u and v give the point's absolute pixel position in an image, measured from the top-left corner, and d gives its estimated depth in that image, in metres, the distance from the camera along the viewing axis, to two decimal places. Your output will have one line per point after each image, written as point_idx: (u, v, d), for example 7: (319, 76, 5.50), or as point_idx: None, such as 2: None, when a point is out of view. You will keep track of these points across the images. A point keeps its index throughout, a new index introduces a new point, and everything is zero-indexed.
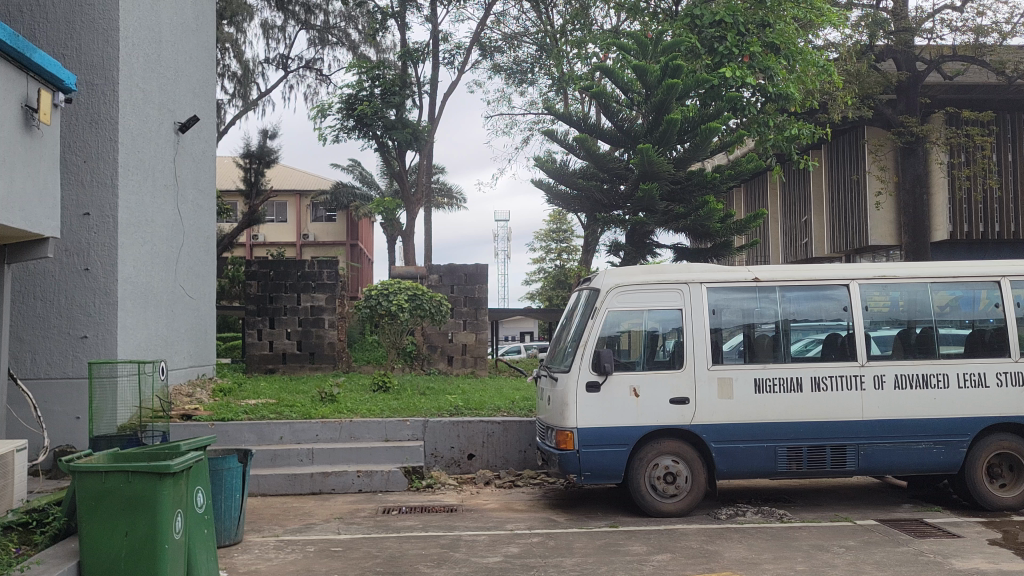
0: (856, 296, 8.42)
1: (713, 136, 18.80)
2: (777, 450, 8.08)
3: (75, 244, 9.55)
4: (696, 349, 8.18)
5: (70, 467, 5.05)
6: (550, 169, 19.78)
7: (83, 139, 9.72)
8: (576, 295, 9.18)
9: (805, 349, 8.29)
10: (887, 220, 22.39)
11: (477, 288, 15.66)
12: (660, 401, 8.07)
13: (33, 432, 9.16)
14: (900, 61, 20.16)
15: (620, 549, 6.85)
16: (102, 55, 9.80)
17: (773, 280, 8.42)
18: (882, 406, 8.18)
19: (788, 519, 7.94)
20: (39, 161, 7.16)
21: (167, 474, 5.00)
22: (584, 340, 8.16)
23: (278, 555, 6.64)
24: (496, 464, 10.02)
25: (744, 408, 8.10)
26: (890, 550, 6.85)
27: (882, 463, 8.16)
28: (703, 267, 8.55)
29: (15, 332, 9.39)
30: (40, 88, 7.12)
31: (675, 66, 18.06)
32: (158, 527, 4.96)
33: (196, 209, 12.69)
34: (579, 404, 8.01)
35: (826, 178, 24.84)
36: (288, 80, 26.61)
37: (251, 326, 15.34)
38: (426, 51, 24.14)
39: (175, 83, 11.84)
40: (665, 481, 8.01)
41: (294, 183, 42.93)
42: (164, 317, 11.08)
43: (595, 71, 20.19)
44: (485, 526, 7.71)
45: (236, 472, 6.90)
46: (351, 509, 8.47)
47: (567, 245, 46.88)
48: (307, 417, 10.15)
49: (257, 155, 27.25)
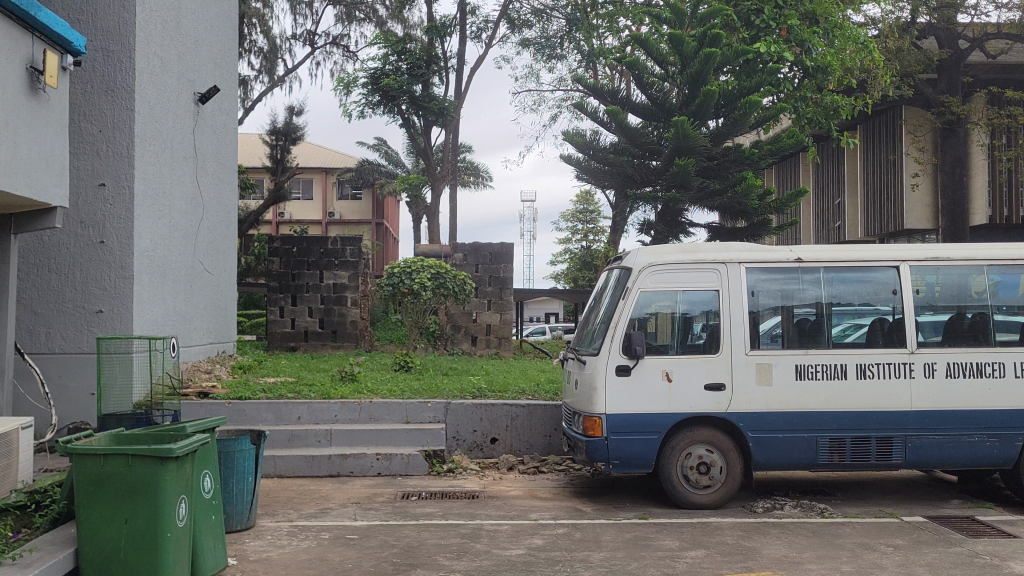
0: (906, 278, 7.92)
1: (753, 111, 18.08)
2: (818, 441, 7.64)
3: (91, 216, 9.29)
4: (733, 332, 7.72)
5: (68, 449, 4.73)
6: (579, 143, 19.26)
7: (98, 107, 9.41)
8: (606, 274, 8.72)
9: (846, 335, 7.79)
10: (924, 203, 21.55)
11: (503, 267, 15.25)
12: (694, 387, 7.63)
13: (41, 409, 8.93)
14: (941, 39, 19.39)
15: (651, 544, 6.46)
16: (118, 20, 9.47)
17: (816, 260, 7.93)
18: (931, 396, 7.69)
19: (829, 514, 7.52)
20: (46, 126, 6.82)
21: (169, 458, 4.68)
22: (614, 322, 7.75)
23: (291, 541, 6.33)
24: (520, 449, 9.69)
25: (784, 396, 7.65)
26: (943, 551, 6.40)
27: (930, 457, 7.68)
28: (741, 245, 8.08)
29: (29, 305, 9.13)
30: (46, 49, 6.73)
31: (712, 36, 17.54)
32: (159, 516, 4.65)
33: (216, 182, 12.37)
34: (608, 389, 7.61)
35: (861, 160, 24.03)
36: (315, 56, 26.37)
37: (274, 303, 15.07)
38: (453, 25, 23.67)
39: (195, 52, 11.48)
40: (698, 472, 7.60)
41: (321, 160, 42.83)
42: (182, 293, 10.82)
43: (628, 44, 19.58)
44: (508, 515, 7.36)
45: (249, 454, 6.60)
46: (369, 494, 8.15)
47: (594, 225, 46.26)
48: (326, 398, 9.83)
49: (283, 132, 26.94)
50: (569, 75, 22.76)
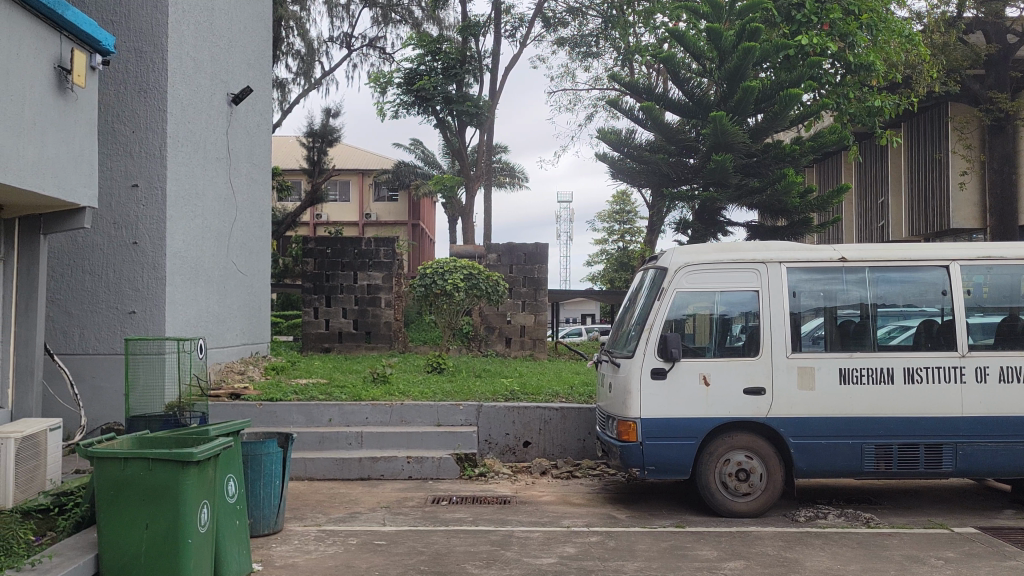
0: (957, 278, 7.57)
1: (794, 106, 17.60)
2: (863, 448, 7.33)
3: (124, 217, 9.31)
4: (773, 335, 7.45)
5: (88, 452, 4.65)
6: (614, 141, 18.98)
7: (131, 108, 9.42)
8: (641, 274, 8.48)
9: (891, 336, 7.46)
10: (972, 202, 20.81)
11: (538, 267, 15.06)
12: (733, 391, 7.37)
13: (69, 411, 8.92)
14: (989, 33, 18.78)
15: (687, 554, 6.22)
16: (151, 21, 9.48)
17: (862, 260, 7.62)
18: (983, 402, 7.34)
19: (875, 523, 7.21)
20: (74, 127, 6.80)
21: (190, 463, 4.57)
22: (649, 324, 7.51)
23: (318, 547, 6.22)
24: (553, 453, 9.49)
25: (827, 402, 7.35)
26: (997, 565, 6.07)
27: (983, 465, 7.32)
28: (781, 244, 7.80)
29: (64, 306, 9.16)
30: (74, 48, 6.71)
31: (752, 30, 17.22)
32: (181, 521, 4.55)
33: (249, 183, 12.37)
34: (643, 393, 7.37)
35: (905, 157, 23.40)
36: (352, 58, 26.44)
37: (308, 305, 15.08)
38: (487, 24, 23.58)
39: (229, 53, 11.49)
40: (738, 479, 7.32)
41: (358, 162, 43.10)
42: (215, 294, 10.81)
43: (665, 40, 19.24)
44: (539, 521, 7.17)
45: (276, 457, 6.50)
46: (400, 498, 8.01)
47: (630, 226, 45.85)
48: (357, 399, 9.73)
49: (320, 134, 27.04)
50: (605, 73, 22.52)
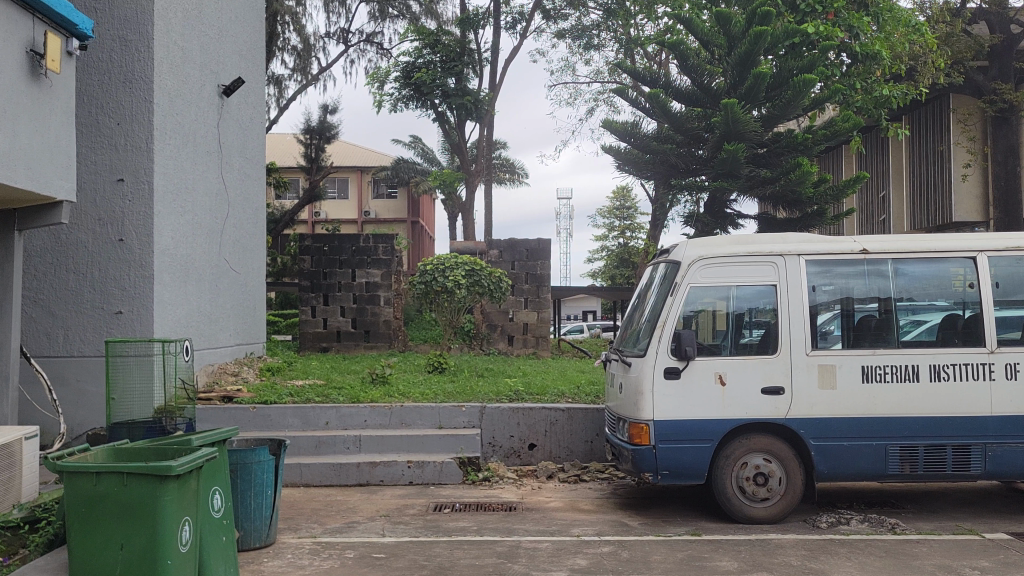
0: (984, 269, 7.18)
1: (810, 89, 16.90)
2: (887, 449, 6.95)
3: (109, 213, 8.92)
4: (792, 330, 7.06)
5: (58, 466, 4.27)
6: (619, 132, 18.54)
7: (116, 99, 9.02)
8: (651, 269, 8.09)
9: (915, 333, 7.08)
10: (974, 195, 20.43)
11: (540, 264, 14.69)
12: (750, 391, 6.98)
13: (47, 417, 8.59)
14: (993, 23, 18.28)
15: (706, 565, 5.84)
16: (135, 9, 9.07)
17: (884, 251, 7.22)
18: (1014, 400, 6.94)
19: (901, 529, 6.83)
20: (50, 114, 6.43)
21: (168, 477, 4.19)
22: (661, 321, 7.11)
23: (312, 561, 5.83)
24: (559, 455, 9.12)
25: (848, 401, 6.96)
26: None
27: (1013, 466, 6.94)
28: (798, 236, 7.41)
29: (46, 306, 8.79)
30: (47, 30, 6.34)
31: (763, 14, 16.72)
32: (159, 540, 4.17)
33: (242, 177, 11.97)
34: (656, 393, 6.98)
35: (908, 150, 22.99)
36: (349, 54, 26.03)
37: (305, 303, 14.69)
38: (486, 16, 23.15)
39: (219, 42, 11.09)
40: (756, 484, 6.93)
41: (356, 159, 42.65)
42: (206, 294, 10.41)
43: (669, 29, 18.84)
44: (547, 530, 6.79)
45: (267, 466, 6.13)
46: (400, 505, 7.63)
47: (630, 222, 45.42)
48: (355, 401, 9.35)
49: (317, 131, 26.63)
50: (606, 64, 22.13)
